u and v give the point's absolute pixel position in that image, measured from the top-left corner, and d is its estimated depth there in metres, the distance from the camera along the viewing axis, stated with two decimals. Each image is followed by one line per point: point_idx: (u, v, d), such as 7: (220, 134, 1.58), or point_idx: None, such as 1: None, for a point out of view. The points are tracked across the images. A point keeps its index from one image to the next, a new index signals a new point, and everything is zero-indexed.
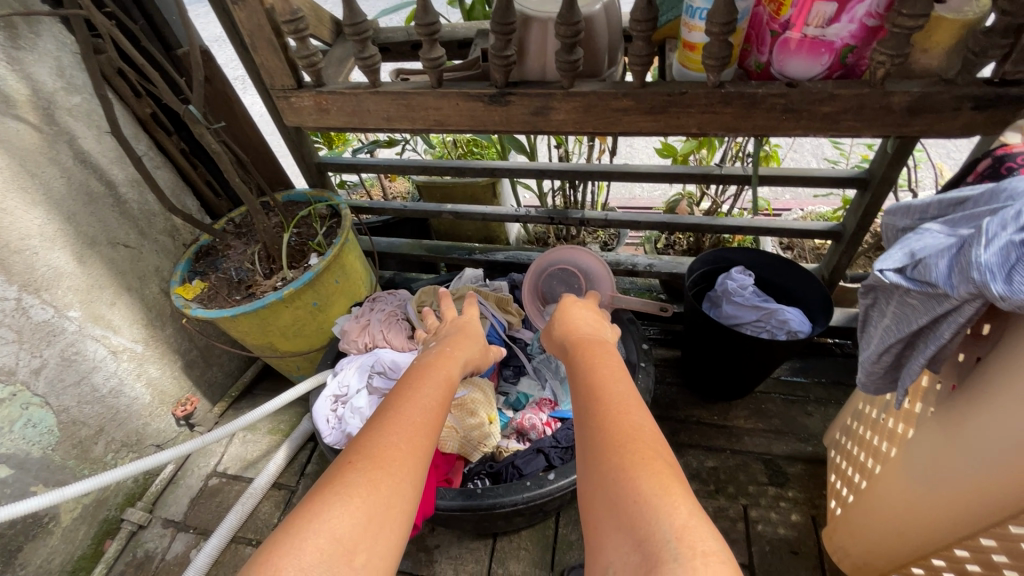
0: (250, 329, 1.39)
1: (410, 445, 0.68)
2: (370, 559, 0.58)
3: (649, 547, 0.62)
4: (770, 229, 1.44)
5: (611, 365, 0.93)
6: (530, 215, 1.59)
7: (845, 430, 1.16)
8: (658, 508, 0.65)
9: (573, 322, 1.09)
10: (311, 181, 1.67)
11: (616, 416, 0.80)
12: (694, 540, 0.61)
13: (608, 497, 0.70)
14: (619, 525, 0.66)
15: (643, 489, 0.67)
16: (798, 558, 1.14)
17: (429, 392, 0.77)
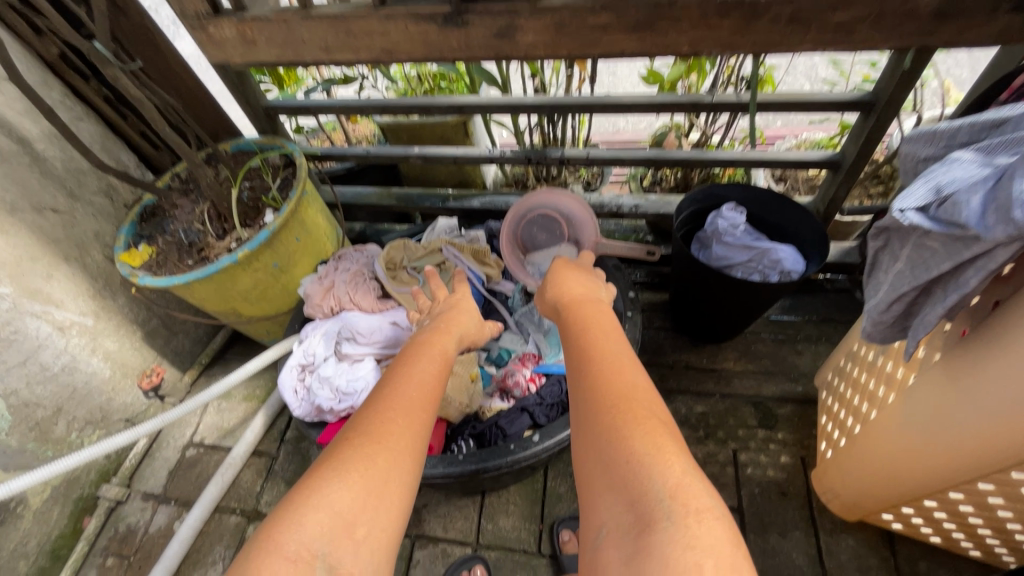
0: (207, 296, 1.28)
1: (405, 421, 0.67)
2: (371, 533, 0.58)
3: (643, 508, 0.60)
4: (764, 161, 1.33)
5: (605, 326, 0.88)
6: (506, 156, 1.47)
7: (837, 370, 1.13)
8: (651, 467, 0.62)
9: (564, 281, 1.02)
10: (260, 128, 1.50)
11: (609, 376, 0.77)
12: (688, 497, 0.59)
13: (601, 460, 0.67)
14: (614, 486, 0.65)
15: (635, 448, 0.64)
16: (788, 499, 1.14)
17: (423, 367, 0.76)
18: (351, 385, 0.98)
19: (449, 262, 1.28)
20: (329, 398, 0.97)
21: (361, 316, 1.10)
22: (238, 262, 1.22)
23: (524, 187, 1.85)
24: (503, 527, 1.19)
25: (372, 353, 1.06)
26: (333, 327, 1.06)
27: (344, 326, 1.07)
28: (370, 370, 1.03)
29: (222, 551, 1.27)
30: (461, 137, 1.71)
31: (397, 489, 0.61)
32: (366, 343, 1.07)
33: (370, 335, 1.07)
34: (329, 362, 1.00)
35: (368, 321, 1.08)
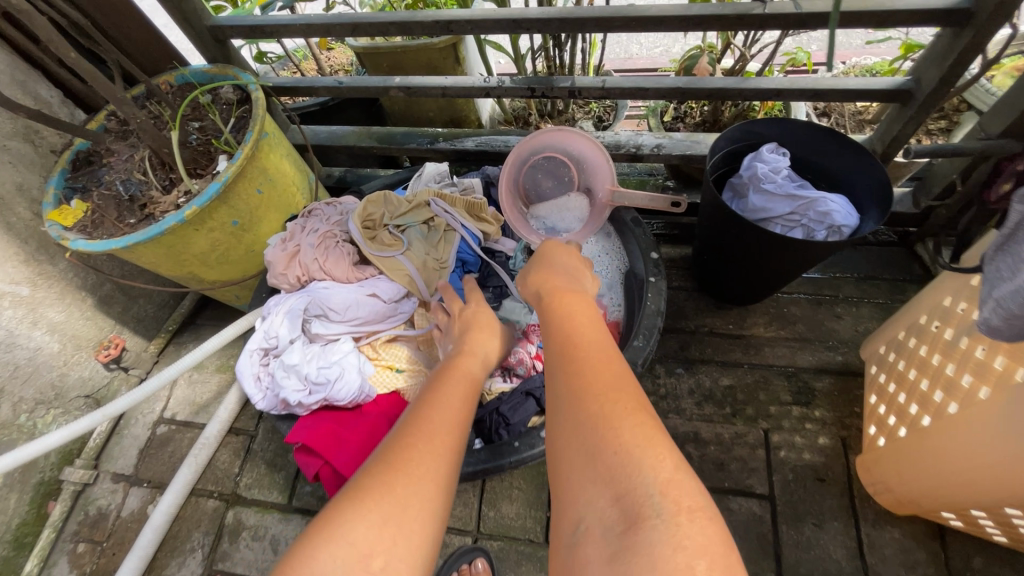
0: (157, 260, 1.09)
1: (433, 449, 0.61)
2: (390, 565, 0.51)
3: (631, 503, 0.53)
4: (817, 90, 1.10)
5: (591, 313, 0.81)
6: (504, 87, 1.23)
7: (895, 343, 0.96)
8: (643, 461, 0.56)
9: (547, 270, 0.93)
10: (209, 54, 1.25)
11: (598, 365, 0.70)
12: (681, 495, 0.53)
13: (584, 452, 0.61)
14: (599, 480, 0.58)
15: (628, 442, 0.58)
16: (825, 485, 1.01)
17: (452, 392, 0.71)
18: (322, 375, 0.82)
19: (437, 217, 1.08)
20: (297, 391, 0.81)
21: (333, 288, 0.93)
22: (187, 220, 1.02)
23: (526, 124, 1.61)
24: (506, 515, 1.07)
25: (347, 332, 0.91)
26: (299, 303, 0.88)
27: (313, 301, 0.89)
28: (344, 354, 0.86)
29: (200, 538, 1.16)
30: (451, 64, 1.45)
31: (420, 521, 0.55)
32: (340, 321, 0.91)
33: (344, 312, 0.90)
34: (296, 347, 0.83)
35: (341, 294, 0.91)
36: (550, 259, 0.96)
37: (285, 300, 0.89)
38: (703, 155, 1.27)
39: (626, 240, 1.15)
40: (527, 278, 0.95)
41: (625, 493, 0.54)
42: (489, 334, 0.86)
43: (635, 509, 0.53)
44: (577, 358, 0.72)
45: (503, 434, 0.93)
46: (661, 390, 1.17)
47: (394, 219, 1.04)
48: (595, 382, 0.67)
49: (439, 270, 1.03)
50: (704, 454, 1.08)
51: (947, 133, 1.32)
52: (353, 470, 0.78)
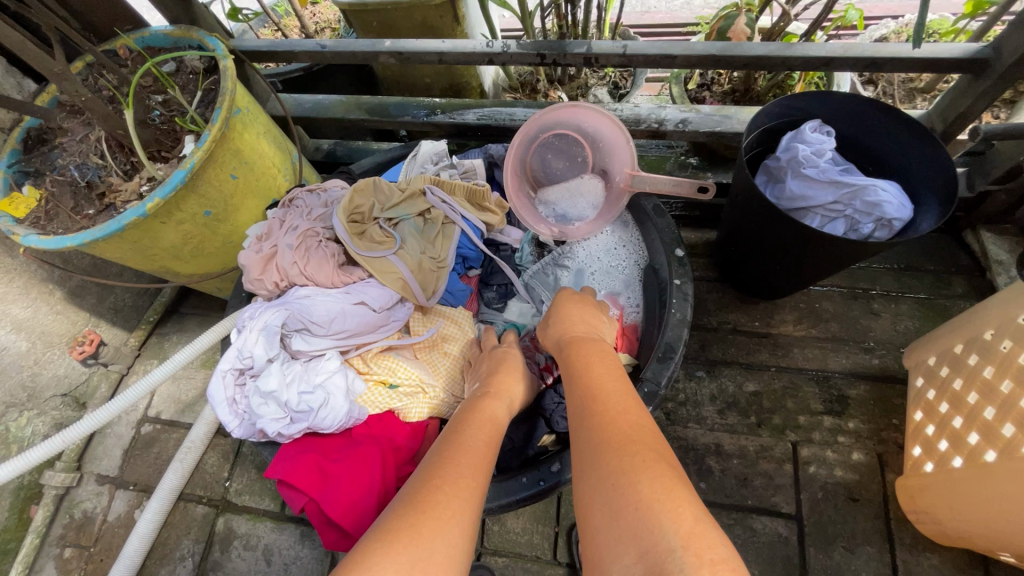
0: (123, 255, 0.97)
1: (463, 485, 0.55)
2: None
3: (652, 559, 0.45)
4: (875, 58, 0.94)
5: (606, 357, 0.75)
6: (509, 53, 1.07)
7: (949, 357, 0.85)
8: (660, 508, 0.49)
9: (562, 315, 0.86)
10: (171, 14, 1.09)
11: (609, 408, 0.63)
12: (706, 547, 0.45)
13: (600, 505, 0.53)
14: (616, 537, 0.50)
15: (642, 490, 0.50)
16: (857, 506, 0.94)
17: (478, 429, 0.65)
18: (304, 403, 0.74)
19: (434, 209, 0.97)
20: (275, 422, 0.73)
21: (316, 296, 0.82)
22: (151, 213, 0.89)
23: (533, 91, 1.45)
24: (512, 529, 1.01)
25: (332, 346, 0.82)
26: (276, 318, 0.77)
27: (292, 315, 0.79)
28: (329, 375, 0.78)
29: (190, 546, 1.11)
30: (449, 23, 1.28)
31: (451, 562, 0.48)
32: (324, 334, 0.81)
33: (328, 325, 0.80)
34: (272, 371, 0.74)
35: (325, 305, 0.81)
36: (565, 301, 0.88)
37: (260, 311, 0.79)
38: (734, 131, 1.12)
39: (645, 232, 1.03)
40: (545, 327, 0.88)
41: (645, 547, 0.46)
42: (516, 376, 0.80)
43: (655, 567, 0.45)
44: (590, 403, 0.65)
45: (511, 458, 0.86)
46: (680, 396, 1.07)
47: (385, 211, 0.92)
48: (605, 426, 0.60)
49: (437, 270, 0.92)
50: (727, 468, 1.00)
51: (1014, 103, 1.17)
52: (338, 509, 0.72)
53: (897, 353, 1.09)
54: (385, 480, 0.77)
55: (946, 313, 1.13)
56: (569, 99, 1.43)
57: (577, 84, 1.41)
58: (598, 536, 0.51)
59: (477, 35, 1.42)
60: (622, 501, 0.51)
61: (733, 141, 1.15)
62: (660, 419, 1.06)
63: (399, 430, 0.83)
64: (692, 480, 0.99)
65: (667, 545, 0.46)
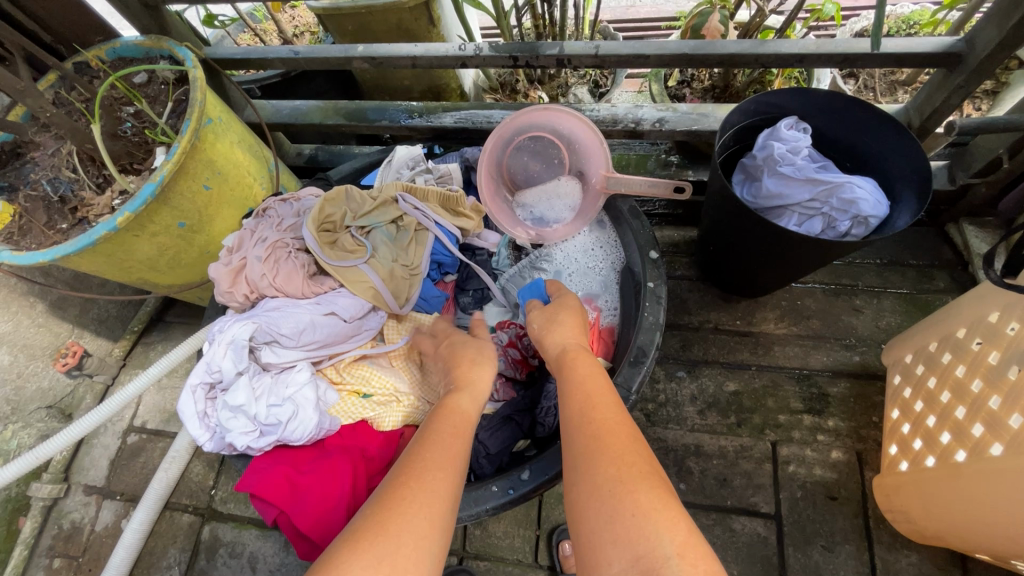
0: (97, 268, 0.97)
1: (429, 483, 0.55)
2: None
3: (648, 565, 0.47)
4: (848, 55, 0.93)
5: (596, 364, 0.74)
6: (482, 56, 1.06)
7: (925, 355, 0.85)
8: (655, 515, 0.50)
9: (558, 321, 0.83)
10: (141, 23, 1.08)
11: (603, 414, 0.63)
12: (698, 558, 0.48)
13: (593, 509, 0.54)
14: (612, 541, 0.51)
15: (640, 500, 0.52)
16: (836, 504, 0.94)
17: (449, 425, 0.65)
18: (272, 416, 0.75)
19: (406, 215, 0.97)
20: (245, 435, 0.75)
21: (285, 309, 0.84)
22: (123, 227, 0.89)
23: (513, 92, 1.44)
24: (493, 533, 1.01)
25: (304, 357, 0.83)
26: (243, 332, 0.79)
27: (259, 327, 0.80)
28: (299, 387, 0.79)
29: (176, 555, 1.11)
30: (425, 25, 1.27)
31: (422, 561, 0.49)
32: (294, 346, 0.83)
33: (297, 337, 0.82)
34: (240, 385, 0.76)
35: (294, 317, 0.82)
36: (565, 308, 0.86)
37: (228, 325, 0.80)
38: (711, 129, 1.11)
39: (621, 233, 1.02)
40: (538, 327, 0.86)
41: (642, 551, 0.48)
42: (473, 358, 0.78)
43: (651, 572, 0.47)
44: (586, 408, 0.65)
45: (484, 465, 0.84)
46: (661, 397, 1.07)
47: (357, 220, 0.93)
48: (596, 433, 0.61)
49: (410, 278, 0.93)
50: (706, 469, 0.99)
51: (997, 93, 1.16)
52: (307, 520, 0.73)
53: (878, 350, 1.08)
54: (355, 491, 0.78)
55: (928, 308, 1.13)
56: (549, 98, 1.42)
57: (557, 83, 1.41)
58: (592, 539, 0.52)
59: (455, 36, 1.41)
60: (616, 506, 0.52)
61: (711, 139, 1.14)
62: (640, 420, 1.06)
63: (372, 439, 0.84)
64: (671, 482, 0.99)
65: (662, 553, 0.48)
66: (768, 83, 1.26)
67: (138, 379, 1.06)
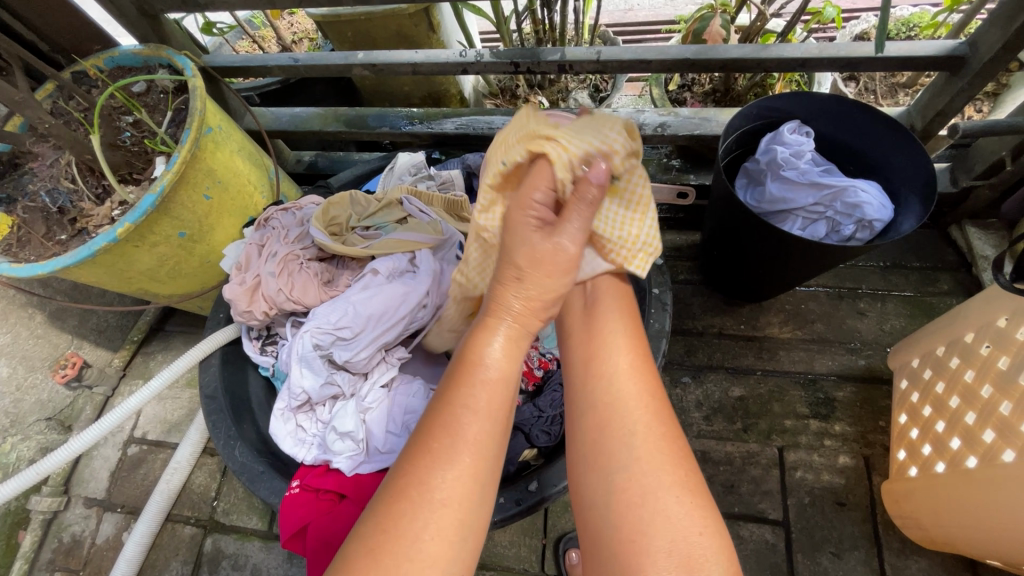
0: (96, 279, 0.96)
1: (444, 491, 0.53)
2: None
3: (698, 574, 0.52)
4: (852, 60, 0.93)
5: (635, 335, 0.70)
6: (483, 62, 1.05)
7: (932, 359, 0.85)
8: (692, 515, 0.56)
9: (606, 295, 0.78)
10: (139, 31, 1.07)
11: (648, 403, 0.63)
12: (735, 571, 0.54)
13: (643, 508, 0.56)
14: (663, 543, 0.54)
15: (692, 511, 0.56)
16: (845, 511, 0.93)
17: (477, 411, 0.57)
18: (389, 444, 0.76)
19: (412, 217, 0.94)
20: (352, 458, 0.75)
21: (331, 304, 0.81)
22: (123, 238, 0.88)
23: (513, 97, 1.44)
24: (499, 542, 0.99)
25: (370, 343, 0.80)
26: (306, 345, 0.77)
27: (318, 331, 0.78)
28: (415, 412, 0.79)
29: (179, 567, 1.10)
30: (424, 32, 1.26)
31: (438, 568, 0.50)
32: (358, 336, 0.79)
33: (355, 325, 0.79)
34: (346, 410, 0.77)
35: (346, 310, 0.80)
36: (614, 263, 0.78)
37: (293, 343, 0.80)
38: (714, 134, 1.11)
39: None
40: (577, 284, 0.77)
41: (682, 549, 0.54)
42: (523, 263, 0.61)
43: None
44: (635, 393, 0.64)
45: None
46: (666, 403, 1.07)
47: (362, 220, 0.93)
48: (633, 428, 0.61)
49: (427, 226, 0.93)
50: (714, 475, 0.99)
51: (998, 95, 1.16)
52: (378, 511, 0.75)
53: (883, 353, 1.08)
54: None
55: (932, 310, 1.12)
56: (549, 103, 1.42)
57: (557, 88, 1.40)
58: (640, 533, 0.55)
59: (454, 42, 1.40)
60: (657, 504, 0.56)
61: (713, 143, 1.13)
62: None
63: None
64: None
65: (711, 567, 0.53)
66: (770, 88, 1.26)
67: (140, 391, 1.05)
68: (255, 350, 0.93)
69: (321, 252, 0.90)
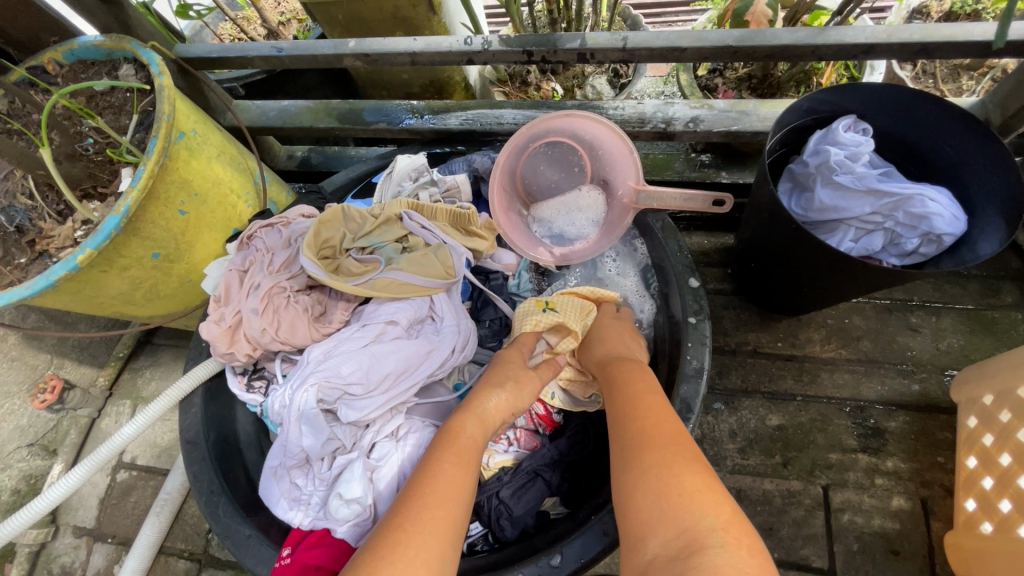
0: (64, 306, 0.86)
1: (427, 521, 0.52)
2: None
3: (692, 533, 0.47)
4: (928, 47, 0.78)
5: (637, 372, 0.71)
6: (491, 51, 0.92)
7: (1011, 400, 0.74)
8: (702, 499, 0.50)
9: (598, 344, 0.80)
10: (101, 20, 0.94)
11: (644, 412, 0.62)
12: (740, 532, 0.48)
13: (637, 493, 0.54)
14: (660, 517, 0.50)
15: (683, 481, 0.52)
16: (898, 559, 0.84)
17: (457, 444, 0.61)
18: None
19: (413, 235, 0.84)
20: (357, 527, 0.66)
21: (338, 352, 0.70)
22: (86, 265, 0.78)
23: (524, 85, 1.29)
24: None
25: (382, 400, 0.70)
26: (308, 400, 0.66)
27: (322, 386, 0.67)
28: None
29: None
30: (423, 13, 1.12)
31: None
32: (370, 394, 0.69)
33: (368, 382, 0.69)
34: (353, 471, 0.66)
35: (360, 363, 0.69)
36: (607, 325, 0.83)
37: (291, 393, 0.68)
38: (754, 130, 0.98)
39: (655, 253, 0.90)
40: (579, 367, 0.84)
41: (687, 525, 0.48)
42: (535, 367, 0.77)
43: (696, 546, 0.46)
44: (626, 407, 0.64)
45: (506, 528, 0.74)
46: (697, 433, 0.97)
47: (357, 241, 0.81)
48: (642, 431, 0.59)
49: (429, 251, 0.81)
50: (751, 517, 0.89)
51: None
52: None
53: (940, 377, 0.97)
54: None
55: (995, 327, 1.00)
56: (564, 91, 1.28)
57: (572, 74, 1.26)
58: (638, 520, 0.52)
59: (458, 23, 1.26)
60: (663, 495, 0.51)
61: (752, 140, 1.00)
62: None
63: None
64: None
65: (706, 525, 0.48)
66: (815, 73, 1.12)
67: (112, 436, 0.90)
68: (241, 388, 0.82)
69: (312, 281, 0.80)
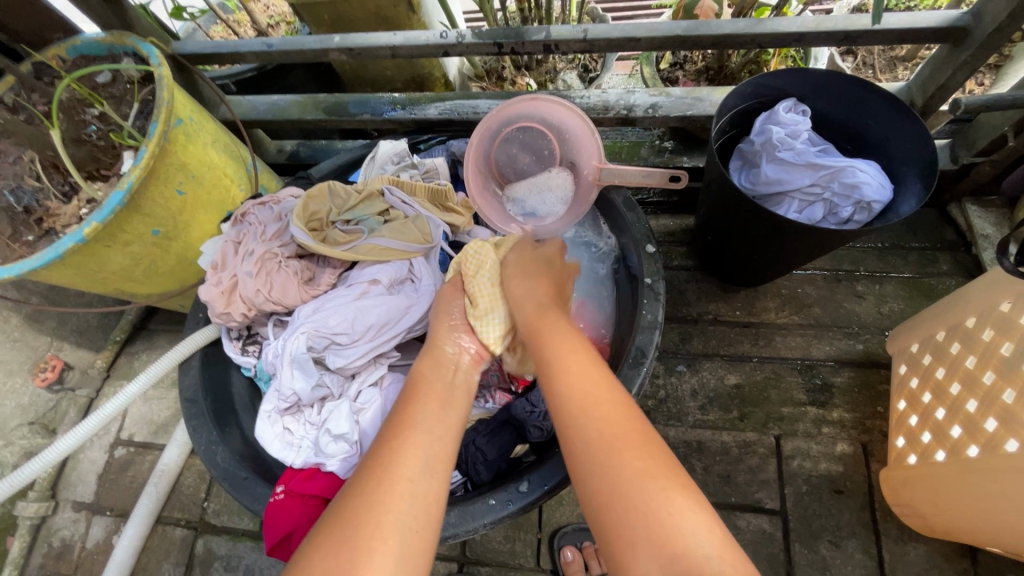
0: (69, 281, 0.92)
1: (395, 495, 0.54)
2: None
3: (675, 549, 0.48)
4: (852, 35, 0.88)
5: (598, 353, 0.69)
6: (465, 44, 1.00)
7: (932, 345, 0.82)
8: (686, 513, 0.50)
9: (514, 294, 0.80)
10: (102, 18, 1.02)
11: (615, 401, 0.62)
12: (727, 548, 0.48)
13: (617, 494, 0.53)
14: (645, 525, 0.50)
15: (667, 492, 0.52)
16: (842, 498, 0.93)
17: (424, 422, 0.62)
18: None
19: (394, 209, 0.92)
20: (345, 461, 0.73)
21: (326, 307, 0.78)
22: (91, 238, 0.84)
23: (500, 80, 1.38)
24: (494, 538, 0.97)
25: (366, 349, 0.78)
26: (300, 346, 0.74)
27: (312, 334, 0.75)
28: None
29: (171, 569, 1.09)
30: (404, 12, 1.21)
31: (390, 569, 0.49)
32: (355, 343, 0.77)
33: (354, 332, 0.77)
34: (340, 410, 0.74)
35: (346, 315, 0.77)
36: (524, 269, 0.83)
37: (284, 343, 0.76)
38: (707, 114, 1.07)
39: (617, 226, 0.98)
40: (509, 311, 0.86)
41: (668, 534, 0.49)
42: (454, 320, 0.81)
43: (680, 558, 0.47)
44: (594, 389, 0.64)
45: (481, 471, 0.81)
46: (661, 393, 1.05)
47: (343, 214, 0.89)
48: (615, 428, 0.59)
49: (410, 221, 0.89)
50: (710, 466, 0.97)
51: (1000, 68, 1.13)
52: None
53: (882, 338, 1.06)
54: None
55: (931, 292, 1.10)
56: (537, 85, 1.37)
57: (545, 69, 1.36)
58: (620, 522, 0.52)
59: (437, 23, 1.35)
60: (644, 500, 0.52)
61: (707, 124, 1.09)
62: (641, 418, 1.03)
63: None
64: None
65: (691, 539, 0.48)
66: (764, 63, 1.21)
67: (113, 404, 0.96)
68: (236, 351, 0.89)
69: (301, 250, 0.87)
